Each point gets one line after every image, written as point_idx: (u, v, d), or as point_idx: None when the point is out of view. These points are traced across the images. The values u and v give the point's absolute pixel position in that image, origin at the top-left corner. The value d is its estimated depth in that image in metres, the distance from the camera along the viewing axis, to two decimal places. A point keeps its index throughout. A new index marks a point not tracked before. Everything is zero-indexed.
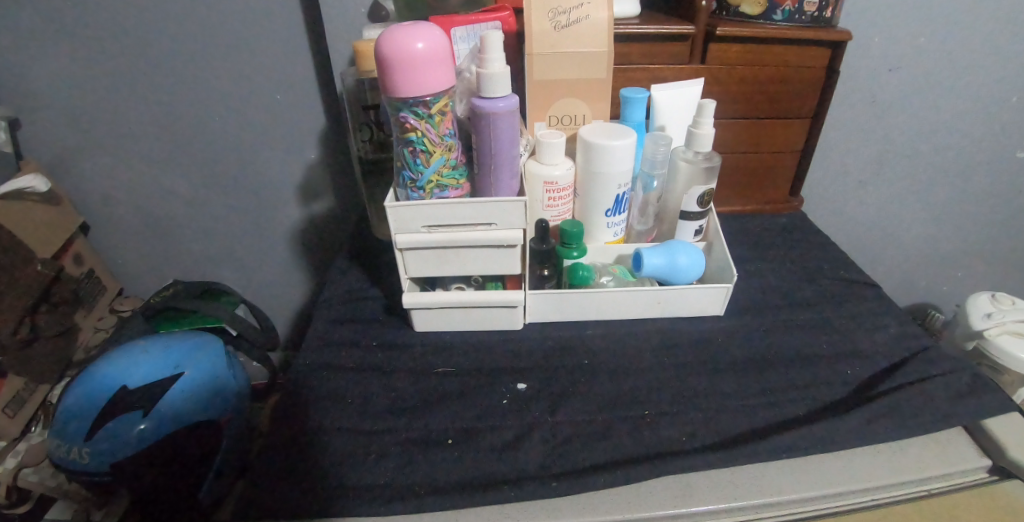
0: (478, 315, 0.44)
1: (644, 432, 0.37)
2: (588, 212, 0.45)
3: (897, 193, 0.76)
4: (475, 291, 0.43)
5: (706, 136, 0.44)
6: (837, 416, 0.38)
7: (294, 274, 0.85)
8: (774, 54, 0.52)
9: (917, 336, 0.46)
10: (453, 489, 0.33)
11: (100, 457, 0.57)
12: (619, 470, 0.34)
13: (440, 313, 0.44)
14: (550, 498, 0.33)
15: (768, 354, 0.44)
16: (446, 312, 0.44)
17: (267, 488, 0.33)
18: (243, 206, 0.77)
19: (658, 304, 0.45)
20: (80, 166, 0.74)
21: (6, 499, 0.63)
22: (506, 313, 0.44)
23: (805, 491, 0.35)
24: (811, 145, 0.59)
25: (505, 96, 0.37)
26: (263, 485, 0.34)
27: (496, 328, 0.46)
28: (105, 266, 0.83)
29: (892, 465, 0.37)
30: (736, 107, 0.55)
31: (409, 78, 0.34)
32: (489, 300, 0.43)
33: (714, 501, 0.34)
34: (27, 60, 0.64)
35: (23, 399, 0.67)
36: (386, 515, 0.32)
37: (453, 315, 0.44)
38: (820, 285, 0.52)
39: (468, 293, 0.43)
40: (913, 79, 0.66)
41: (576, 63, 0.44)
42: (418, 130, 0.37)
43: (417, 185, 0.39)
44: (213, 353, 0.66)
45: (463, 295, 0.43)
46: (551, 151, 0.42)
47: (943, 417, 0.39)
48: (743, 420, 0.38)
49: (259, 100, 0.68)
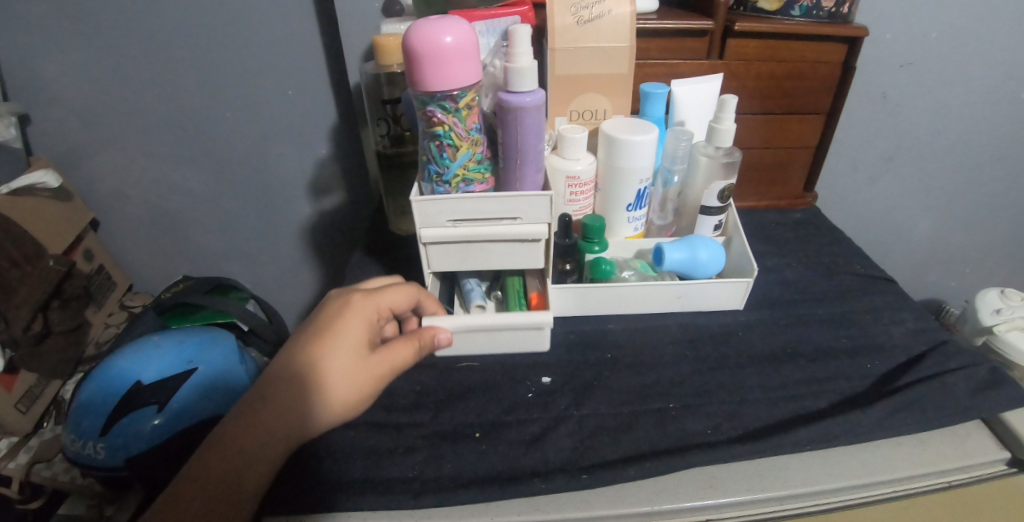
0: (504, 337, 0.42)
1: (669, 424, 0.37)
2: (610, 207, 0.46)
3: (908, 189, 0.76)
4: (499, 314, 0.41)
5: (728, 132, 0.44)
6: (860, 409, 0.39)
7: (305, 270, 0.85)
8: (791, 50, 0.53)
9: (933, 331, 0.47)
10: (481, 482, 0.33)
11: (115, 452, 0.57)
12: (647, 463, 0.34)
13: (463, 338, 0.41)
14: (580, 490, 0.33)
15: (788, 348, 0.44)
16: (469, 336, 0.41)
17: (297, 481, 0.34)
18: (255, 201, 0.77)
19: (679, 299, 0.46)
20: (91, 162, 0.74)
21: (19, 494, 0.64)
22: (532, 334, 0.41)
23: (829, 483, 0.35)
24: (826, 140, 0.59)
25: (531, 90, 0.37)
26: (291, 481, 0.34)
27: (520, 351, 0.43)
28: (115, 261, 0.83)
29: (914, 458, 0.37)
30: (753, 102, 0.56)
31: (438, 71, 0.34)
32: (516, 321, 0.40)
33: (741, 493, 0.34)
34: (39, 55, 0.64)
35: (35, 395, 0.69)
36: (417, 508, 0.32)
37: (476, 338, 0.41)
38: (837, 280, 0.53)
39: (494, 315, 0.40)
40: (924, 74, 0.66)
41: (598, 58, 0.45)
42: (445, 124, 0.37)
43: (443, 179, 0.39)
44: (224, 349, 0.66)
45: (488, 317, 0.40)
46: (574, 146, 0.42)
47: (962, 410, 0.39)
48: (767, 413, 0.38)
49: (271, 96, 0.67)
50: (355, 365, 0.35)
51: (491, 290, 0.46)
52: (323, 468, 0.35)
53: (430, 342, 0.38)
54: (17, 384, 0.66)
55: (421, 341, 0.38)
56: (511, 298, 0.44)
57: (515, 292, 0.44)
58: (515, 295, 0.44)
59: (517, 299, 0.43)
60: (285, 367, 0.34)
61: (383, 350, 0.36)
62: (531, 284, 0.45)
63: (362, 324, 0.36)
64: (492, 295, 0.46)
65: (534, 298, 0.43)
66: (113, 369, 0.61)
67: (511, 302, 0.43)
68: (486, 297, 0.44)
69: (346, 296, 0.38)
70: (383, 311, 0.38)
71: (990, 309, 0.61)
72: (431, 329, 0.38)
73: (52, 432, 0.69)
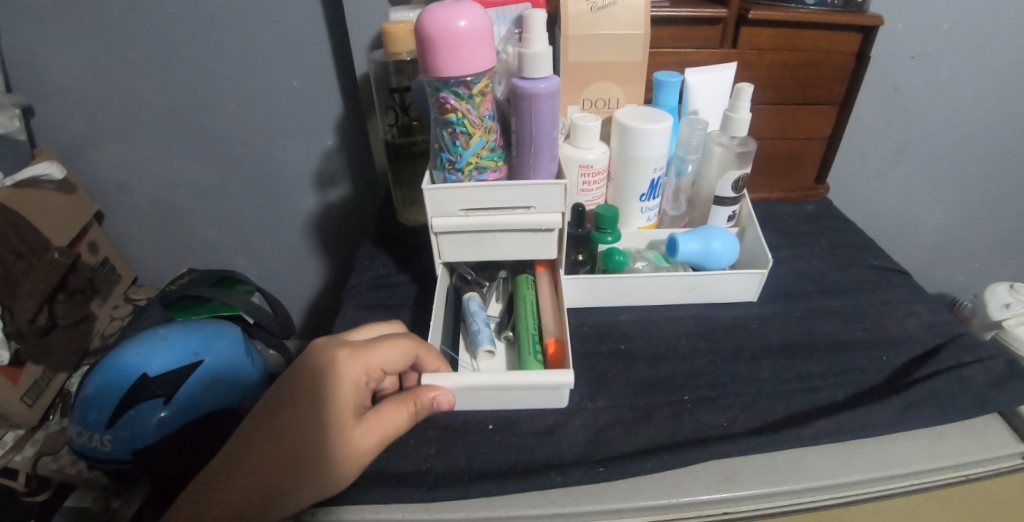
0: (516, 395, 0.36)
1: (684, 417, 0.37)
2: (624, 197, 0.45)
3: (920, 182, 0.75)
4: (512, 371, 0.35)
5: (743, 120, 0.43)
6: (877, 402, 0.38)
7: (310, 263, 0.85)
8: (806, 39, 0.52)
9: (949, 324, 0.46)
10: (496, 475, 0.33)
11: (122, 445, 0.57)
12: (664, 455, 0.34)
13: (469, 396, 0.35)
14: (596, 483, 0.33)
15: (803, 340, 0.44)
16: (476, 394, 0.35)
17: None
18: (260, 193, 0.77)
19: (692, 290, 0.45)
20: (95, 154, 0.73)
21: (27, 486, 0.64)
22: (549, 392, 0.35)
23: (848, 477, 0.35)
24: (839, 131, 0.58)
25: (546, 77, 0.37)
26: None
27: (535, 407, 0.37)
28: (120, 254, 0.83)
29: (933, 452, 0.36)
30: (765, 93, 0.55)
31: (451, 57, 0.33)
32: (529, 382, 0.34)
33: (757, 486, 0.33)
34: (42, 45, 0.64)
35: (42, 388, 0.69)
36: (431, 501, 0.32)
37: (484, 396, 0.36)
38: (850, 273, 0.52)
39: (504, 374, 0.34)
40: (939, 65, 0.64)
41: (611, 46, 0.44)
42: (458, 111, 0.36)
43: (456, 167, 0.38)
44: (231, 341, 0.65)
45: (497, 375, 0.34)
46: (587, 134, 0.41)
47: (981, 403, 0.38)
48: (782, 406, 0.38)
49: (274, 87, 0.67)
50: (338, 443, 0.30)
51: (501, 330, 0.42)
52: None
53: (428, 406, 0.33)
54: (23, 377, 0.66)
55: (416, 405, 0.33)
56: (524, 345, 0.38)
57: (529, 338, 0.39)
58: (530, 341, 0.38)
59: (531, 349, 0.38)
60: (261, 448, 0.31)
61: (371, 422, 0.31)
62: (547, 329, 0.39)
63: (345, 396, 0.31)
64: (502, 335, 0.42)
65: (552, 348, 0.37)
66: (119, 362, 0.60)
67: (525, 353, 0.38)
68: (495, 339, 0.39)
69: (327, 358, 0.33)
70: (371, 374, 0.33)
71: (998, 304, 0.59)
72: (428, 389, 0.33)
73: (59, 424, 0.69)
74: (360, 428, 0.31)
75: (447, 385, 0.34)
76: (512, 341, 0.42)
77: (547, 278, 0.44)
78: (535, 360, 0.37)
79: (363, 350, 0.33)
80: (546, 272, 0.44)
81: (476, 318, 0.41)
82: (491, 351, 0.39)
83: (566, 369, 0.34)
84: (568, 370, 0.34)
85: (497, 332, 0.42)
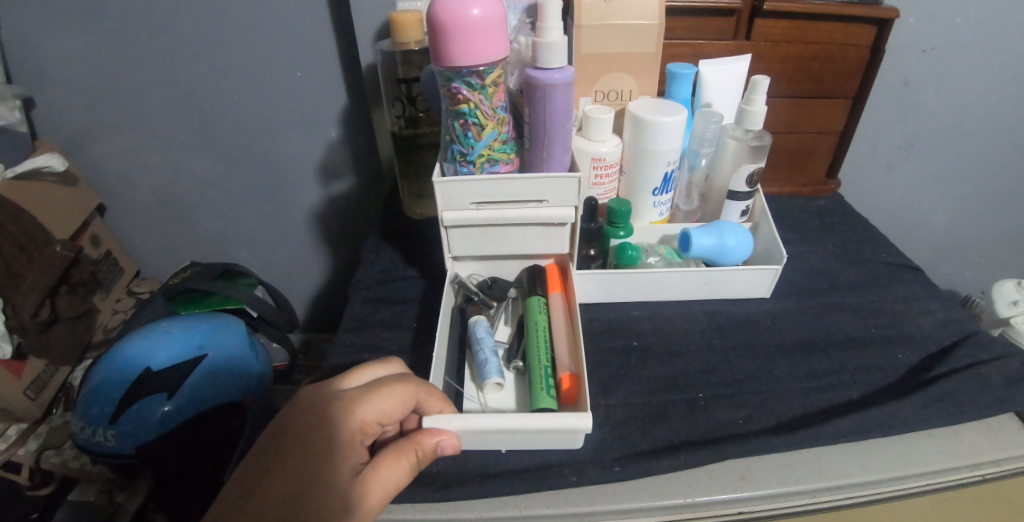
0: (527, 437, 0.32)
1: (699, 415, 0.36)
2: (635, 191, 0.45)
3: (931, 177, 0.74)
4: (523, 413, 0.31)
5: (759, 114, 0.42)
6: (894, 400, 0.37)
7: (314, 257, 0.84)
8: (821, 30, 0.51)
9: (964, 322, 0.45)
10: (509, 475, 0.32)
11: (126, 440, 0.57)
12: (681, 454, 0.33)
13: (476, 436, 0.32)
14: (611, 482, 0.33)
15: (817, 337, 0.43)
16: (483, 435, 0.32)
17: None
18: (263, 186, 0.76)
19: (705, 286, 0.44)
20: (97, 146, 0.72)
21: (30, 480, 0.65)
22: (563, 436, 0.32)
23: (866, 476, 0.34)
24: (851, 125, 0.57)
25: (560, 67, 0.36)
26: None
27: (547, 447, 0.34)
28: (122, 247, 0.82)
29: (951, 451, 0.36)
30: (779, 85, 0.54)
31: (463, 46, 0.32)
32: (543, 426, 0.31)
33: (774, 486, 0.33)
34: (41, 36, 0.63)
35: (44, 382, 0.68)
36: (444, 501, 0.32)
37: (491, 437, 0.32)
38: (863, 269, 0.51)
39: (514, 416, 0.31)
40: (952, 59, 0.63)
41: (625, 36, 0.43)
42: (471, 102, 0.36)
43: (467, 159, 0.38)
44: (235, 334, 0.65)
45: (506, 417, 0.31)
46: (600, 126, 0.41)
47: (999, 402, 0.37)
48: (798, 404, 0.37)
49: (277, 79, 0.66)
50: (338, 509, 0.27)
51: (511, 359, 0.38)
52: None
53: (431, 452, 0.30)
54: (26, 371, 0.65)
55: (418, 454, 0.30)
56: (536, 380, 0.34)
57: (540, 372, 0.35)
58: (542, 375, 0.34)
59: (543, 384, 0.34)
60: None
61: (369, 481, 0.28)
62: (561, 362, 0.36)
63: (340, 455, 0.28)
64: (511, 365, 0.38)
65: (566, 383, 0.34)
66: (121, 354, 0.59)
67: (537, 388, 0.34)
68: (504, 372, 0.35)
69: (316, 413, 0.29)
70: (367, 427, 0.30)
71: (1005, 301, 0.57)
72: (430, 435, 0.30)
73: (62, 418, 0.68)
74: (357, 489, 0.28)
75: (453, 428, 0.31)
76: (522, 372, 0.38)
77: (561, 303, 0.40)
78: (548, 397, 0.33)
79: (357, 399, 0.30)
80: (560, 296, 0.41)
81: (483, 346, 0.37)
82: (500, 383, 0.35)
83: (584, 413, 0.31)
84: (586, 413, 0.31)
85: (506, 361, 0.38)
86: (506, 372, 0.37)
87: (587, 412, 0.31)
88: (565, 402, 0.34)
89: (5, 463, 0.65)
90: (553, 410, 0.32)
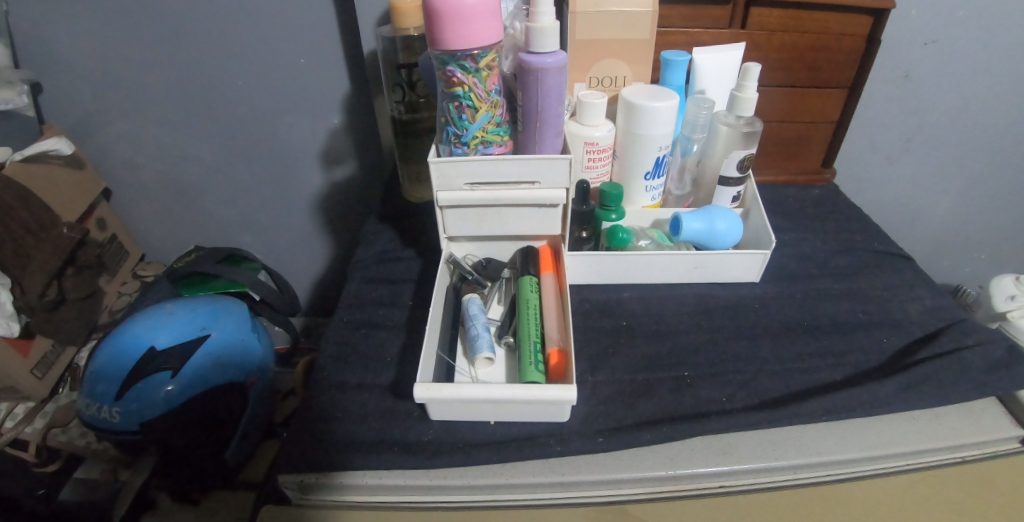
0: (514, 408, 0.34)
1: (684, 391, 0.37)
2: (628, 174, 0.46)
3: (929, 170, 0.74)
4: (511, 385, 0.32)
5: (750, 100, 0.43)
6: (877, 381, 0.38)
7: (316, 240, 0.85)
8: (816, 20, 0.51)
9: (950, 309, 0.45)
10: (498, 443, 0.34)
11: (129, 417, 0.59)
12: (664, 428, 0.35)
13: (466, 406, 0.33)
14: (596, 453, 0.34)
15: (804, 321, 0.44)
16: (473, 405, 0.33)
17: (304, 445, 0.34)
18: (266, 171, 0.77)
19: (694, 269, 0.45)
20: (103, 131, 0.73)
21: (37, 456, 0.66)
22: (551, 407, 0.33)
23: (847, 454, 0.35)
24: (846, 115, 0.58)
25: (553, 52, 0.37)
26: (294, 450, 0.34)
27: (536, 420, 0.35)
28: (127, 231, 0.84)
29: (930, 433, 0.37)
30: (773, 75, 0.54)
31: (457, 29, 0.33)
32: (530, 396, 0.32)
33: (753, 461, 0.34)
34: (49, 20, 0.63)
35: (51, 362, 0.70)
36: (432, 469, 0.33)
37: (481, 408, 0.33)
38: (853, 257, 0.52)
39: (502, 386, 0.32)
40: (953, 51, 0.63)
41: (619, 23, 0.44)
42: (465, 85, 0.37)
43: (461, 140, 0.39)
44: (238, 316, 0.67)
45: (494, 388, 0.32)
46: (593, 111, 0.41)
47: (979, 386, 0.38)
48: (781, 384, 0.38)
49: (280, 65, 0.66)
50: None
51: (502, 335, 0.39)
52: (325, 431, 0.35)
53: None
54: (33, 349, 0.67)
55: None
56: (525, 355, 0.35)
57: (530, 347, 0.36)
58: (531, 350, 0.36)
59: (532, 358, 0.35)
60: None
61: None
62: (550, 337, 0.37)
63: None
64: (502, 341, 0.39)
65: (554, 358, 0.35)
66: (126, 335, 0.60)
67: (525, 362, 0.35)
68: (494, 347, 0.36)
69: None
70: None
71: (1003, 296, 0.55)
72: None
73: (68, 398, 0.70)
74: None
75: (442, 396, 0.32)
76: (512, 348, 0.39)
77: (552, 282, 0.41)
78: (536, 371, 0.34)
79: None
80: (552, 277, 0.42)
81: (475, 322, 0.38)
82: (490, 358, 0.36)
83: (570, 385, 0.32)
84: (572, 386, 0.32)
85: (498, 337, 0.39)
86: (499, 347, 0.39)
87: (573, 384, 0.32)
88: (553, 377, 0.35)
89: (12, 441, 0.67)
90: (541, 382, 0.33)
